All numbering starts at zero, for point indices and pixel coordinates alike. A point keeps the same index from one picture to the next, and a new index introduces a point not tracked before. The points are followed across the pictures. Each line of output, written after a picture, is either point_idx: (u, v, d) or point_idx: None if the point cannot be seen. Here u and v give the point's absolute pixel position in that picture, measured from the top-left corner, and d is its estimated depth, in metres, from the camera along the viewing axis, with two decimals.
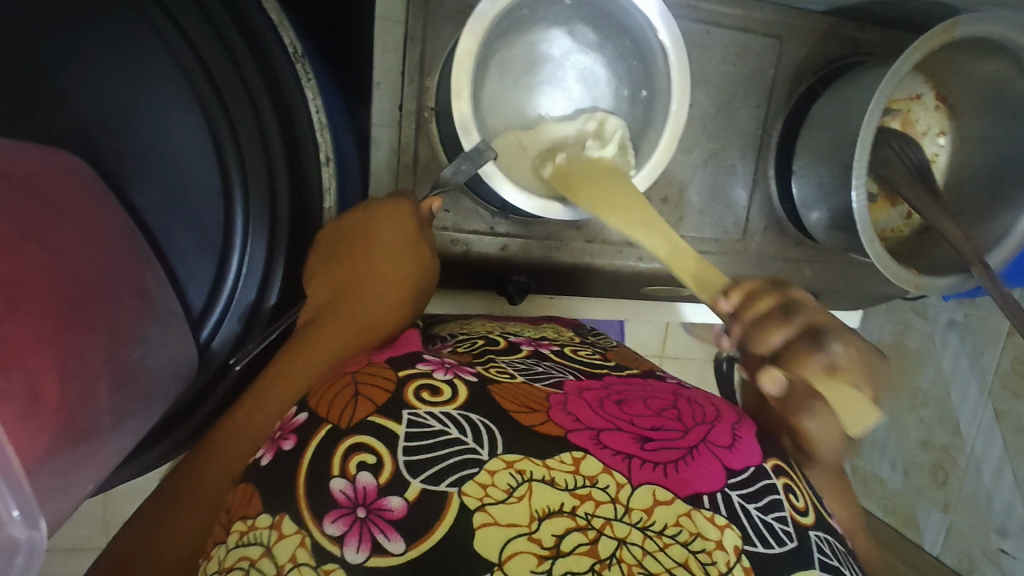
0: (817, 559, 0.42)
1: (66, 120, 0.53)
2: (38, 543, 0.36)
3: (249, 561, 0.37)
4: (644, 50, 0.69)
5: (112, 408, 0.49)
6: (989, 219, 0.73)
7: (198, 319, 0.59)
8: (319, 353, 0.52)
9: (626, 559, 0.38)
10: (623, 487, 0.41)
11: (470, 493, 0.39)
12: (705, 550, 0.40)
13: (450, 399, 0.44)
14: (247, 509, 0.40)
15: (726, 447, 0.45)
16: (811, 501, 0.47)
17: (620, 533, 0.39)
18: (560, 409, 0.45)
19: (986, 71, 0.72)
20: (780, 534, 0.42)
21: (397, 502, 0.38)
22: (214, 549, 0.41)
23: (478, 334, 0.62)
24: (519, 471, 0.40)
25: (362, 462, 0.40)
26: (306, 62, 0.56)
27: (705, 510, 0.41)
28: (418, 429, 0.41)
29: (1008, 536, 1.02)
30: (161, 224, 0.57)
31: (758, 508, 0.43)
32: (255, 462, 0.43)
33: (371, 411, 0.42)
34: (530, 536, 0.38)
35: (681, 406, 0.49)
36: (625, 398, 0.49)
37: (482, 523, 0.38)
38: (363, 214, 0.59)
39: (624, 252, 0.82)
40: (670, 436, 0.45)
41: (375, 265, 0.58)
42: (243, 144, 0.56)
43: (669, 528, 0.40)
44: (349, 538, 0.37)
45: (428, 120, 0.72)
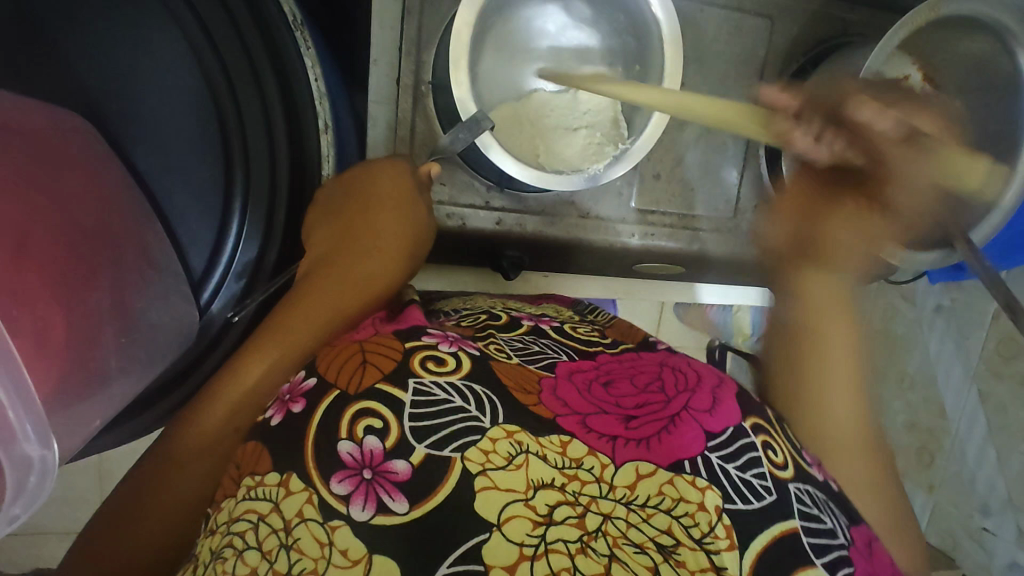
0: (795, 508, 0.44)
1: (71, 85, 0.54)
2: (49, 462, 0.38)
3: (258, 514, 0.39)
4: (637, 25, 0.71)
5: (115, 359, 0.51)
6: None
7: (199, 282, 0.59)
8: (311, 316, 0.53)
9: (612, 532, 0.39)
10: (608, 467, 0.42)
11: (473, 458, 0.40)
12: (688, 514, 0.41)
13: (455, 369, 0.46)
14: (257, 466, 0.42)
15: (705, 410, 0.47)
16: (790, 454, 0.49)
17: (605, 508, 0.40)
18: (551, 394, 0.46)
19: (971, 51, 0.74)
20: (758, 489, 0.44)
21: (402, 465, 0.40)
22: (224, 501, 0.42)
23: (482, 309, 0.63)
24: (517, 442, 0.41)
25: (368, 426, 0.41)
26: (305, 31, 0.56)
27: (686, 474, 0.43)
28: (422, 398, 0.43)
29: (989, 514, 1.05)
30: (164, 187, 0.58)
31: (737, 468, 0.45)
32: (263, 421, 0.45)
33: (379, 378, 0.44)
34: (526, 502, 0.39)
35: (666, 377, 0.50)
36: (612, 378, 0.49)
37: (482, 487, 0.39)
38: (360, 172, 0.61)
39: (618, 230, 0.84)
40: (654, 409, 0.46)
41: (373, 221, 0.59)
42: (244, 107, 0.56)
43: (652, 498, 0.41)
44: (355, 497, 0.39)
45: (424, 94, 0.74)
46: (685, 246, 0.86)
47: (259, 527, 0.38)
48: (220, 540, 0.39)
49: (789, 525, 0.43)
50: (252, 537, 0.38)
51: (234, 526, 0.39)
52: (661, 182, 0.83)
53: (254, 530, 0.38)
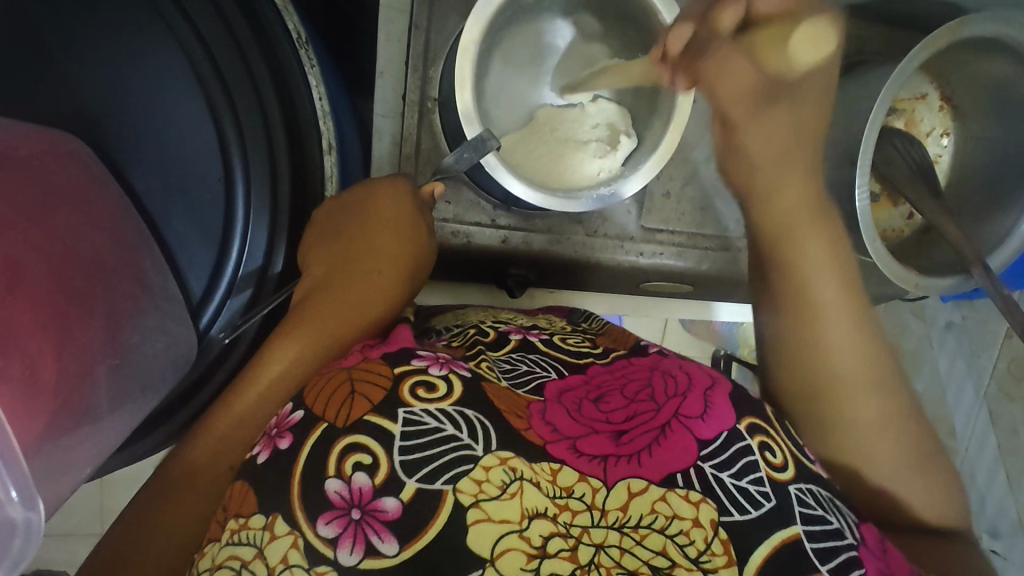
0: (796, 511, 0.42)
1: (67, 104, 0.53)
2: (34, 523, 0.36)
3: (241, 561, 0.38)
4: (649, 43, 0.69)
5: (108, 398, 0.49)
6: (989, 222, 0.74)
7: (198, 306, 0.58)
8: (304, 342, 0.52)
9: (605, 563, 0.38)
10: (600, 492, 0.40)
11: (465, 490, 0.39)
12: (683, 531, 0.40)
13: (445, 395, 0.43)
14: (242, 506, 0.40)
15: (698, 417, 0.45)
16: (790, 453, 0.47)
17: (598, 537, 0.39)
18: (540, 418, 0.44)
19: (991, 71, 0.72)
20: (756, 496, 0.43)
21: (392, 503, 0.39)
22: (207, 546, 0.40)
23: (472, 325, 0.62)
24: (511, 469, 0.40)
25: (357, 462, 0.40)
26: (309, 49, 0.57)
27: (679, 489, 0.42)
28: (412, 428, 0.41)
29: (998, 538, 1.03)
30: (162, 212, 0.56)
31: (733, 476, 0.43)
32: (250, 459, 0.43)
33: (369, 410, 0.41)
34: (521, 534, 0.38)
35: (657, 383, 0.48)
36: (603, 393, 0.48)
37: (476, 520, 0.39)
38: (361, 192, 0.59)
39: (626, 247, 0.82)
40: (644, 421, 0.45)
41: (372, 239, 0.58)
42: (246, 128, 0.55)
43: (645, 518, 0.40)
44: (342, 540, 0.38)
45: (430, 111, 0.72)
46: (693, 265, 0.84)
47: (242, 575, 0.37)
48: None
49: (791, 532, 0.41)
50: None
51: (216, 575, 0.38)
52: (670, 201, 0.82)
53: None
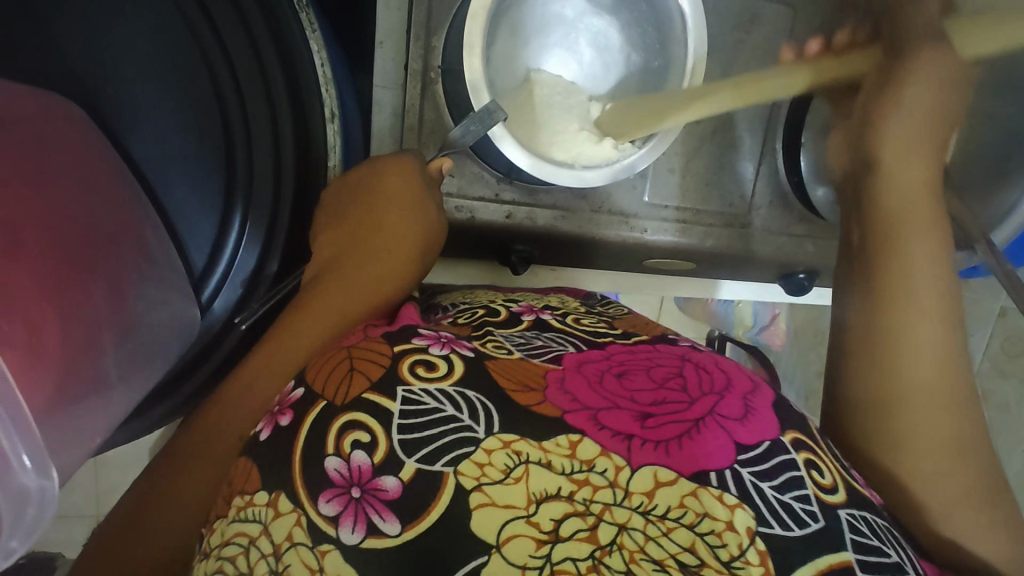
0: (848, 539, 0.40)
1: (62, 70, 0.51)
2: (49, 492, 0.35)
3: (249, 538, 0.38)
4: (661, 17, 0.68)
5: (114, 367, 0.50)
6: (995, 198, 0.75)
7: (200, 278, 0.56)
8: (313, 325, 0.50)
9: (629, 545, 0.37)
10: (623, 470, 0.39)
11: (466, 473, 0.38)
12: (714, 531, 0.38)
13: (445, 375, 0.43)
14: (246, 485, 0.40)
15: (736, 419, 0.44)
16: (838, 474, 0.45)
17: (620, 518, 0.38)
18: (558, 388, 0.44)
19: None
20: (800, 514, 0.40)
21: (392, 483, 0.38)
22: (216, 521, 0.41)
23: (479, 304, 0.61)
24: (514, 452, 0.39)
25: (355, 440, 0.39)
26: (310, 12, 0.54)
27: (712, 488, 0.39)
28: (411, 407, 0.41)
29: None
30: (164, 179, 0.54)
31: (773, 487, 0.41)
32: (254, 436, 0.43)
33: (367, 387, 0.42)
34: (529, 519, 0.37)
35: (690, 375, 0.47)
36: (627, 370, 0.47)
37: (478, 504, 0.37)
38: (369, 172, 0.57)
39: (632, 223, 0.81)
40: (676, 409, 0.43)
41: (385, 218, 0.57)
42: (247, 99, 0.52)
43: (673, 511, 0.38)
44: (344, 519, 0.37)
45: (434, 81, 0.71)
46: (698, 242, 0.83)
47: (249, 551, 0.37)
48: (211, 564, 0.38)
49: (838, 559, 0.39)
50: (244, 562, 0.37)
51: (224, 550, 0.38)
52: (674, 177, 0.81)
53: (244, 555, 0.37)
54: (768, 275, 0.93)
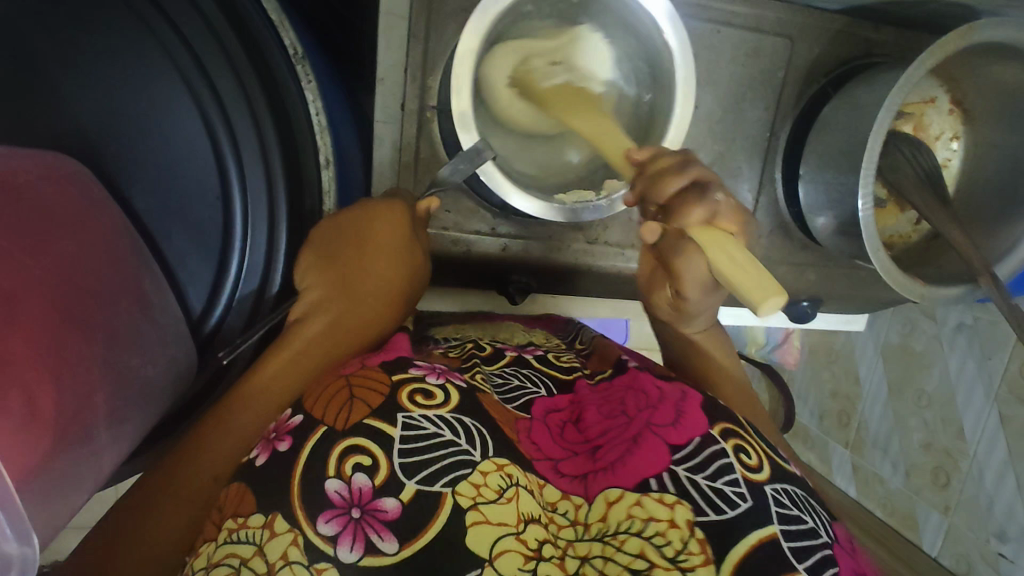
0: (773, 511, 0.42)
1: (68, 127, 0.53)
2: (30, 558, 0.36)
3: (240, 558, 0.37)
4: (651, 54, 0.68)
5: (107, 422, 0.48)
6: (1001, 228, 0.73)
7: (199, 320, 0.59)
8: (295, 367, 0.51)
9: (591, 573, 0.39)
10: (582, 507, 0.42)
11: (464, 493, 0.40)
12: (659, 532, 0.40)
13: (442, 403, 0.44)
14: (239, 508, 0.40)
15: (670, 423, 0.46)
16: (762, 452, 0.47)
17: (582, 550, 0.40)
18: (526, 437, 0.46)
19: (1003, 76, 0.70)
20: (732, 495, 0.42)
21: (392, 503, 0.39)
22: (203, 545, 0.40)
23: (470, 340, 0.62)
24: (507, 474, 0.42)
25: (357, 463, 0.40)
26: (306, 64, 0.56)
27: (653, 492, 0.42)
28: (411, 432, 0.42)
29: (1008, 540, 0.97)
30: (164, 228, 0.57)
31: (705, 478, 0.43)
32: (248, 462, 0.42)
33: (366, 414, 0.42)
34: (518, 536, 0.39)
35: (629, 398, 0.49)
36: (581, 414, 0.49)
37: (474, 521, 0.39)
38: (359, 212, 0.57)
39: (627, 255, 0.82)
40: (618, 432, 0.46)
41: (371, 263, 0.56)
42: (240, 137, 0.55)
43: (622, 523, 0.40)
44: (343, 538, 0.38)
45: (430, 120, 0.72)
46: None
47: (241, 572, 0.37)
48: None
49: (768, 530, 0.40)
50: None
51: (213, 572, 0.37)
52: None
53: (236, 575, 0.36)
54: None
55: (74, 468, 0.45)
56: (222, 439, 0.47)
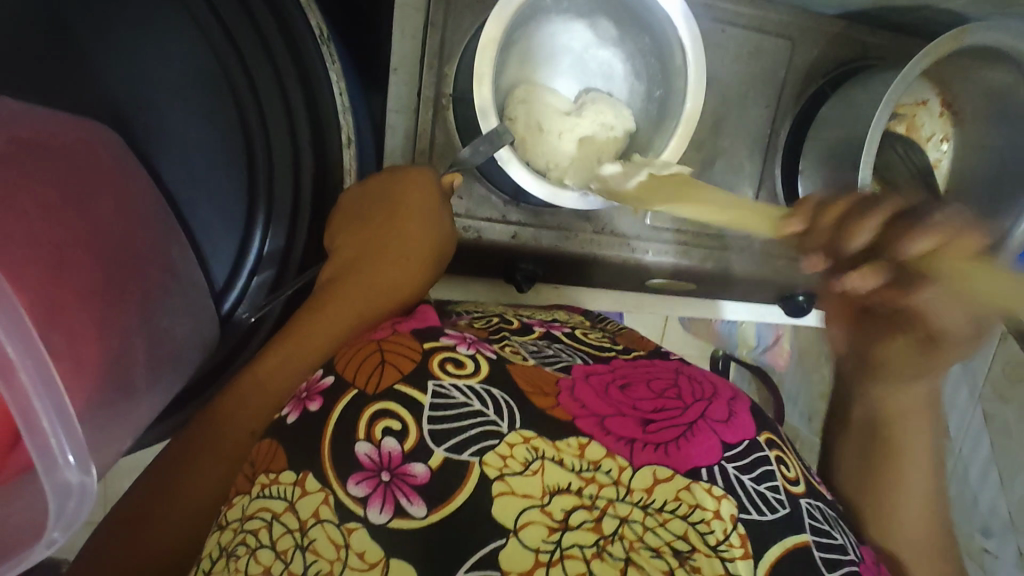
0: (806, 522, 0.44)
1: (99, 97, 0.55)
2: (88, 487, 0.37)
3: (272, 513, 0.39)
4: (661, 48, 0.70)
5: (144, 376, 0.50)
6: (988, 225, 0.76)
7: (221, 292, 0.60)
8: (331, 323, 0.52)
9: (629, 536, 0.39)
10: (625, 470, 0.42)
11: (491, 463, 0.41)
12: (704, 520, 0.41)
13: (472, 373, 0.45)
14: (273, 463, 0.41)
15: (721, 420, 0.47)
16: (801, 471, 0.49)
17: (621, 512, 0.40)
18: (569, 395, 0.46)
19: (992, 79, 0.74)
20: (772, 502, 0.44)
21: (421, 469, 0.40)
22: (236, 498, 0.42)
23: (494, 313, 0.63)
24: (534, 447, 0.42)
25: (387, 428, 0.41)
26: (332, 45, 0.57)
27: (703, 481, 0.43)
28: (441, 400, 0.42)
29: (991, 535, 1.00)
30: (190, 200, 0.58)
31: (752, 479, 0.44)
32: (279, 420, 0.45)
33: (398, 379, 0.43)
34: (542, 508, 0.40)
35: (682, 384, 0.50)
36: (628, 382, 0.49)
37: (500, 492, 0.40)
38: (386, 177, 0.60)
39: (633, 245, 0.84)
40: (671, 416, 0.46)
41: (400, 228, 0.58)
42: (268, 116, 0.57)
43: (668, 503, 0.41)
44: (373, 500, 0.39)
45: (445, 107, 0.74)
46: (698, 265, 0.87)
47: (273, 525, 0.38)
48: (231, 537, 0.39)
49: (799, 539, 0.43)
50: (266, 535, 0.38)
51: (247, 524, 0.39)
52: None
53: (267, 528, 0.38)
54: (767, 295, 0.95)
55: (117, 413, 0.47)
56: (258, 393, 0.49)
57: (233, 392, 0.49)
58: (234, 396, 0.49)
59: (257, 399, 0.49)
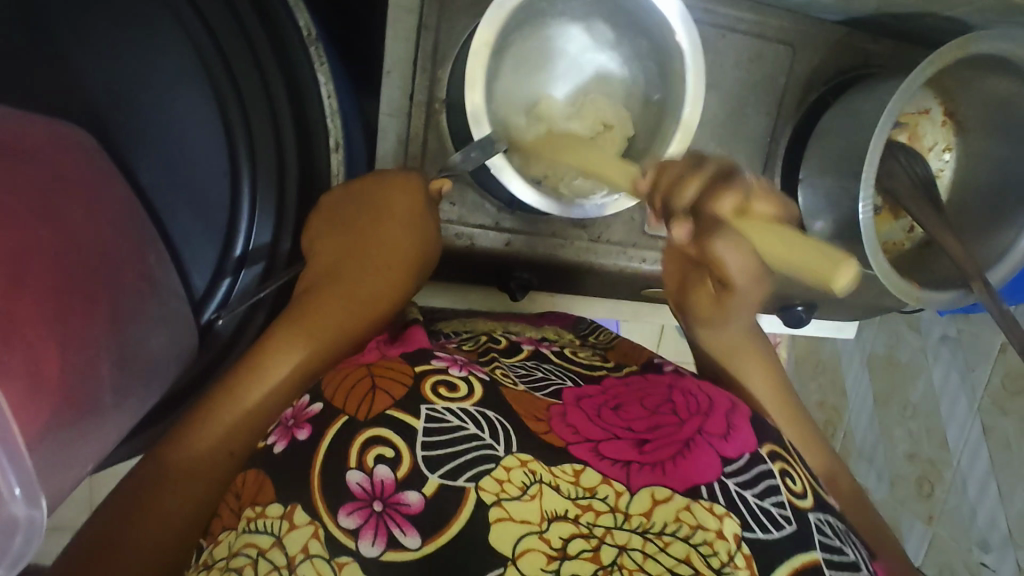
0: (817, 540, 0.42)
1: (79, 99, 0.53)
2: (37, 523, 0.36)
3: (258, 549, 0.37)
4: (660, 53, 0.69)
5: (111, 393, 0.49)
6: (990, 236, 0.75)
7: (199, 301, 0.58)
8: (313, 333, 0.50)
9: (628, 565, 0.37)
10: (623, 495, 0.40)
11: (487, 489, 0.39)
12: (706, 542, 0.39)
13: (466, 395, 0.43)
14: (258, 496, 0.39)
15: (721, 435, 0.45)
16: (807, 483, 0.47)
17: (620, 540, 0.38)
18: (561, 421, 0.44)
19: (996, 89, 0.73)
20: (777, 517, 0.42)
21: (414, 497, 0.38)
22: (222, 532, 0.40)
23: (482, 334, 0.61)
24: (531, 470, 0.40)
25: (379, 455, 0.39)
26: (319, 46, 0.57)
27: (703, 500, 0.41)
28: (435, 425, 0.41)
29: (988, 550, 0.97)
30: (169, 206, 0.57)
31: (756, 495, 0.42)
32: (265, 448, 0.42)
33: (391, 404, 0.41)
34: (541, 535, 0.38)
35: (676, 398, 0.48)
36: (621, 402, 0.48)
37: (496, 519, 0.38)
38: (372, 180, 0.58)
39: (631, 254, 0.83)
40: (669, 432, 0.44)
41: (387, 232, 0.57)
42: (253, 119, 0.55)
43: (669, 526, 0.39)
44: (364, 531, 0.37)
45: (438, 111, 0.73)
46: None
47: (259, 562, 0.36)
48: (216, 575, 0.37)
49: (811, 556, 0.41)
50: (252, 573, 0.36)
51: (232, 561, 0.37)
52: None
53: (253, 566, 0.36)
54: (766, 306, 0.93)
55: (81, 433, 0.46)
56: (237, 412, 0.46)
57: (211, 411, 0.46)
58: (212, 416, 0.46)
59: (236, 418, 0.46)
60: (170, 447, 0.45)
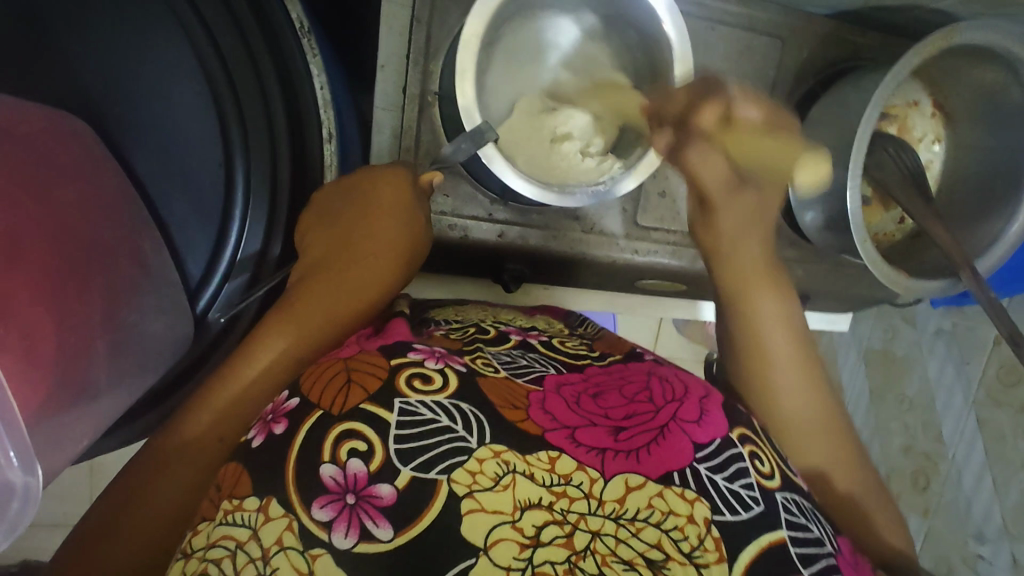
0: (783, 518, 0.43)
1: (76, 89, 0.54)
2: (32, 490, 0.38)
3: (236, 542, 0.37)
4: (648, 43, 0.70)
5: (105, 373, 0.51)
6: (981, 225, 0.75)
7: (195, 291, 0.59)
8: (304, 324, 0.51)
9: (601, 550, 0.38)
10: (597, 482, 0.40)
11: (459, 480, 0.39)
12: (677, 526, 0.40)
13: (440, 387, 0.43)
14: (235, 489, 0.40)
15: (693, 421, 0.46)
16: (776, 464, 0.48)
17: (594, 525, 0.39)
18: (539, 408, 0.44)
19: (983, 79, 0.74)
20: (746, 499, 0.43)
21: (387, 489, 0.38)
22: (202, 523, 0.40)
23: (471, 324, 0.61)
24: (504, 461, 0.40)
25: (352, 449, 0.40)
26: (312, 38, 0.56)
27: (675, 486, 0.42)
28: (407, 418, 0.41)
29: (985, 542, 0.98)
30: (164, 196, 0.58)
31: (725, 478, 0.44)
32: (245, 443, 0.43)
33: (364, 399, 0.42)
34: (513, 525, 0.38)
35: (653, 386, 0.49)
36: (601, 391, 0.47)
37: (469, 510, 0.38)
38: (363, 174, 0.58)
39: (621, 245, 0.82)
40: (642, 420, 0.45)
41: (376, 226, 0.57)
42: (245, 110, 0.56)
43: (642, 512, 0.40)
44: (337, 524, 0.37)
45: (430, 104, 0.73)
46: (688, 265, 0.85)
47: (236, 555, 0.37)
48: (194, 566, 0.37)
49: (777, 536, 0.42)
50: (229, 565, 0.36)
51: (209, 552, 0.37)
52: (664, 200, 0.83)
53: (230, 558, 0.36)
54: None
55: (71, 416, 0.48)
56: (228, 403, 0.47)
57: (205, 403, 0.47)
58: (207, 408, 0.47)
59: (228, 409, 0.47)
60: (167, 439, 0.46)
